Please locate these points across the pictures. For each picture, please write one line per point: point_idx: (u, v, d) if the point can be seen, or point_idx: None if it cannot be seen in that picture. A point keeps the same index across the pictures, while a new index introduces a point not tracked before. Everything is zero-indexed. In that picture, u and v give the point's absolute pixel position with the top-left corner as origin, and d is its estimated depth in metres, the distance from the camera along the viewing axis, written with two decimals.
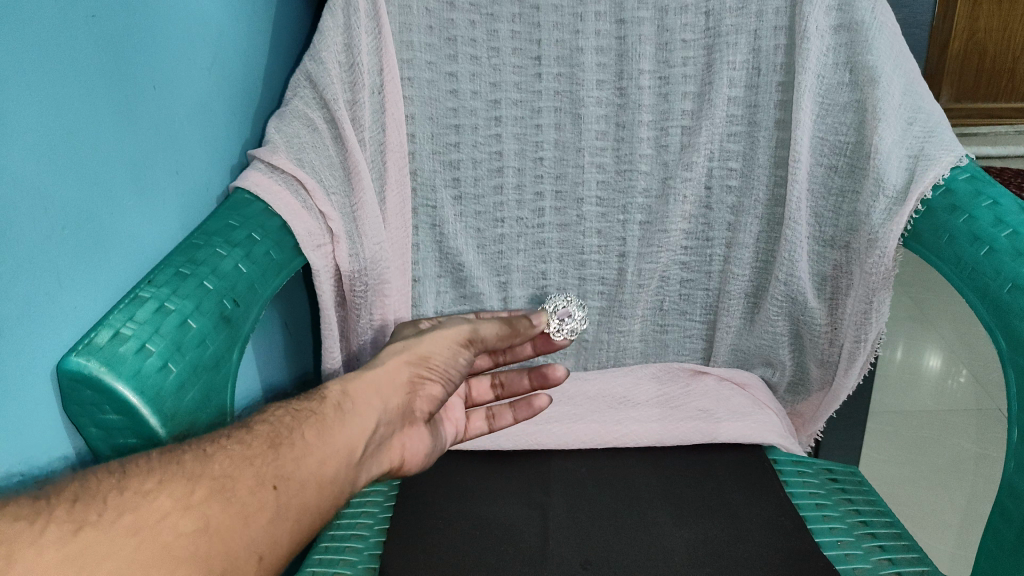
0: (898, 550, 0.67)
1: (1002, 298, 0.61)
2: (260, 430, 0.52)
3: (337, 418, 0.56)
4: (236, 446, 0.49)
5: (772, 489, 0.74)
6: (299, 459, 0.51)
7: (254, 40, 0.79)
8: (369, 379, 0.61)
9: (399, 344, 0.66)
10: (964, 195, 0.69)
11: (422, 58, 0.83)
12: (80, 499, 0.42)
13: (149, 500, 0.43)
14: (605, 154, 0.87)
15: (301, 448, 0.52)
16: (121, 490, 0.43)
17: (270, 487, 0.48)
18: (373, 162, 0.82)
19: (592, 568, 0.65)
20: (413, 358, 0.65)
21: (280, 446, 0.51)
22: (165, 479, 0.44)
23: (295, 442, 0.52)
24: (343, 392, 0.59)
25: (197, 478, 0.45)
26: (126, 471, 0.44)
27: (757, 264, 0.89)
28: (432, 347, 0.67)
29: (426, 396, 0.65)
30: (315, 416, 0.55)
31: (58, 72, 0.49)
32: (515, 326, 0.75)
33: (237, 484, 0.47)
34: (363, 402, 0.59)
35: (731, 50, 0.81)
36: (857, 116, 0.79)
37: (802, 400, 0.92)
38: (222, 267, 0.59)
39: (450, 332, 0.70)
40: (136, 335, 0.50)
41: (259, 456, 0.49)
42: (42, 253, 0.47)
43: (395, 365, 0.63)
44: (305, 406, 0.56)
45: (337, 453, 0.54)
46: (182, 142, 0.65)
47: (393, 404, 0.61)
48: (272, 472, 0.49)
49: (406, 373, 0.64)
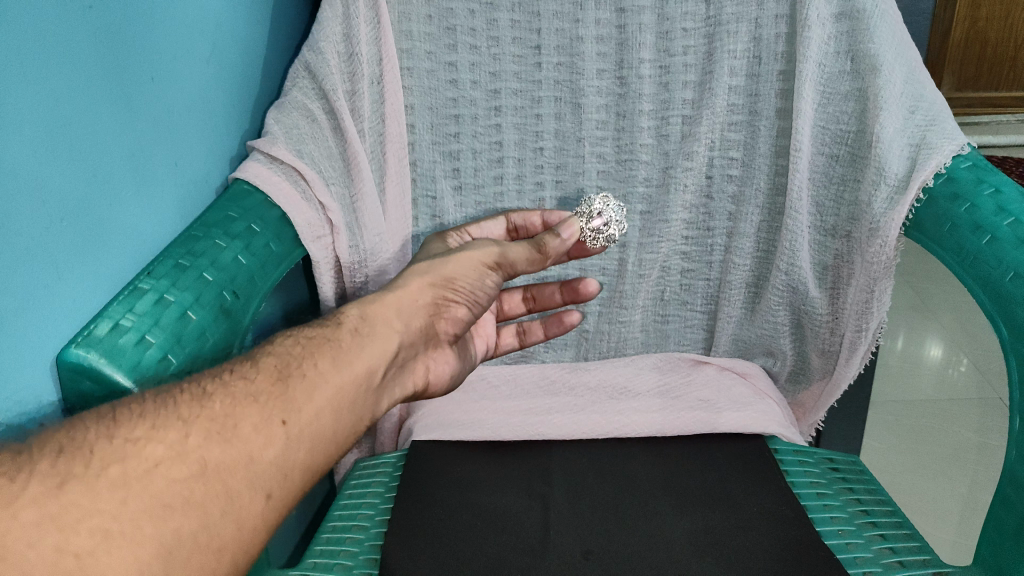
0: (899, 540, 0.67)
1: (1004, 287, 0.61)
2: (265, 364, 0.52)
3: (353, 343, 0.57)
4: (239, 383, 0.50)
5: (773, 476, 0.74)
6: (309, 390, 0.52)
7: (252, 30, 0.78)
8: (390, 300, 0.62)
9: (423, 264, 0.67)
10: (966, 183, 0.69)
11: (421, 48, 0.82)
12: (65, 451, 0.41)
13: (139, 448, 0.43)
14: (606, 144, 0.86)
15: (310, 379, 0.53)
16: (110, 438, 0.42)
17: (278, 422, 0.49)
18: (372, 152, 0.81)
19: (594, 557, 0.65)
20: (438, 280, 0.66)
21: (287, 378, 0.52)
22: (158, 424, 0.44)
23: (301, 374, 0.53)
24: (361, 317, 0.60)
25: (192, 422, 0.46)
26: (116, 418, 0.43)
27: (757, 254, 0.88)
28: (457, 268, 0.68)
29: (450, 318, 0.68)
30: (328, 344, 0.56)
31: (55, 62, 0.49)
32: (542, 247, 0.72)
33: (238, 423, 0.47)
34: (384, 323, 0.60)
35: (732, 39, 0.81)
36: (859, 104, 0.78)
37: (802, 390, 0.92)
38: (222, 258, 0.59)
39: (476, 252, 0.69)
40: (136, 326, 0.50)
41: (263, 392, 0.50)
42: (40, 242, 0.47)
43: (417, 287, 0.65)
44: (320, 332, 0.57)
45: (354, 376, 0.56)
46: (181, 133, 0.64)
47: (416, 324, 0.64)
48: (278, 407, 0.50)
49: (430, 295, 0.65)
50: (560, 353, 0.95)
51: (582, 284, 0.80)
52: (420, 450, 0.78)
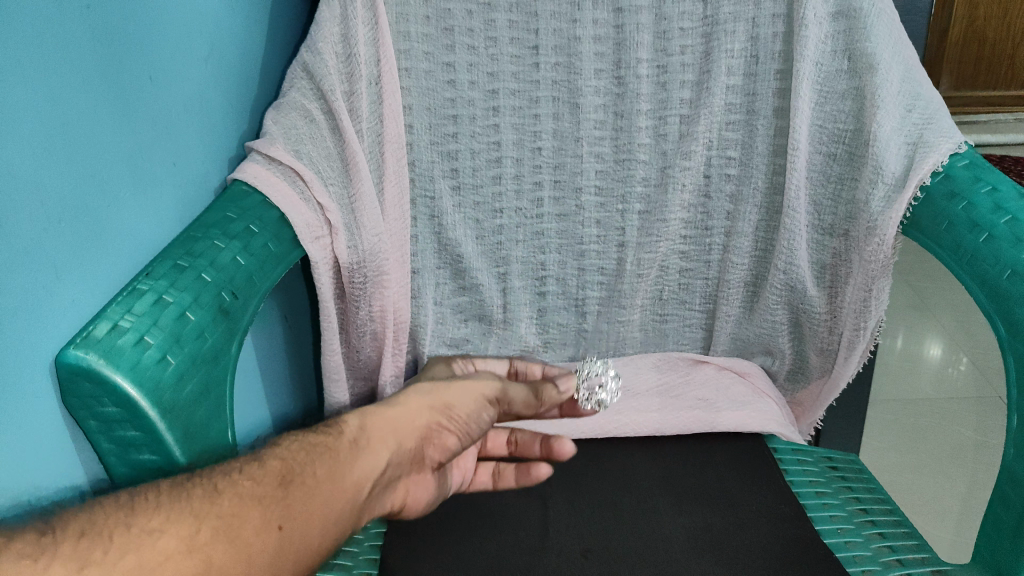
0: (898, 537, 0.67)
1: (1001, 285, 0.62)
2: (273, 463, 0.50)
3: (350, 457, 0.53)
4: (246, 483, 0.47)
5: (772, 475, 0.74)
6: (309, 500, 0.49)
7: (250, 31, 0.78)
8: (387, 419, 0.57)
9: (424, 384, 0.62)
10: (963, 181, 0.69)
11: (419, 49, 0.82)
12: (85, 535, 0.41)
13: (153, 539, 0.42)
14: (604, 144, 0.87)
15: (311, 487, 0.49)
16: (127, 526, 0.42)
17: (276, 528, 0.46)
18: (371, 153, 0.81)
19: (593, 556, 0.65)
20: (438, 404, 0.60)
21: (290, 483, 0.49)
22: (172, 517, 0.43)
23: (305, 479, 0.50)
24: (359, 428, 0.56)
25: (204, 517, 0.44)
26: (134, 508, 0.43)
27: (756, 253, 0.89)
28: (459, 396, 0.62)
29: (439, 446, 0.60)
30: (325, 453, 0.52)
31: (54, 63, 0.49)
32: (540, 394, 0.68)
33: (244, 523, 0.45)
34: (377, 443, 0.55)
35: (729, 39, 0.81)
36: (856, 103, 0.79)
37: (801, 388, 0.92)
38: (220, 259, 0.59)
39: (478, 385, 0.64)
40: (134, 327, 0.50)
41: (268, 494, 0.47)
42: (40, 243, 0.47)
43: (416, 407, 0.59)
44: (320, 440, 0.53)
45: (345, 497, 0.51)
46: (180, 135, 0.65)
47: (405, 449, 0.57)
48: (280, 513, 0.47)
49: (426, 418, 0.59)
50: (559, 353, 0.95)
51: (561, 441, 0.67)
52: None
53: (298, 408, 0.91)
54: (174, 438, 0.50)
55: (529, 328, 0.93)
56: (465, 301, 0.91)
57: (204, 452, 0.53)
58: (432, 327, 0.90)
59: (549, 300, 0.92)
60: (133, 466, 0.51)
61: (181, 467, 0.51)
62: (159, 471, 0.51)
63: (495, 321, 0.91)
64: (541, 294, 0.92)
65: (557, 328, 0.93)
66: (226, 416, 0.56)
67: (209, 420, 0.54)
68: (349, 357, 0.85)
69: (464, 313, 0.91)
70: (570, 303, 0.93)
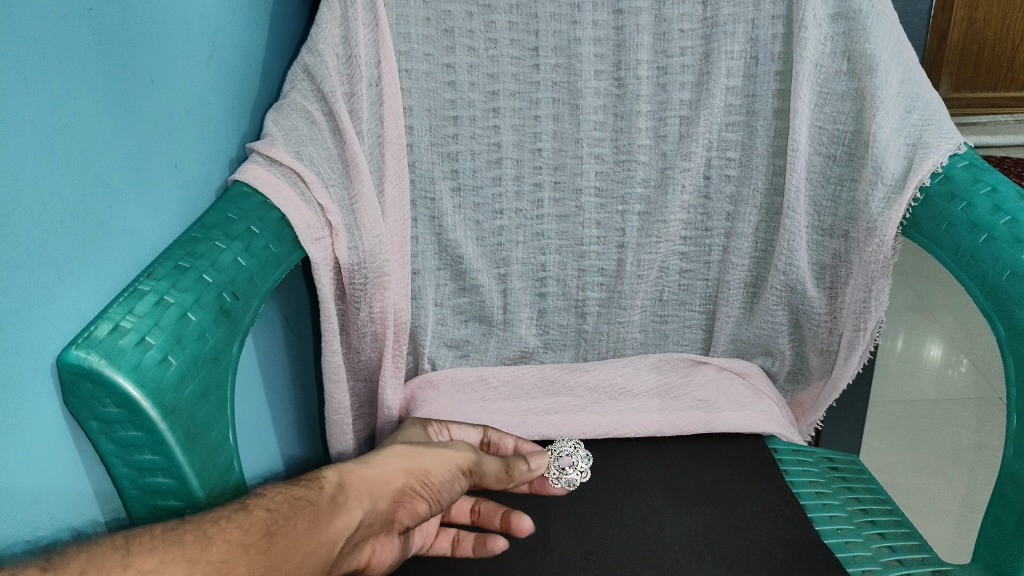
0: (898, 539, 0.68)
1: (1001, 286, 0.62)
2: (260, 512, 0.50)
3: (330, 511, 0.54)
4: (235, 530, 0.48)
5: (772, 476, 0.74)
6: (292, 553, 0.49)
7: (250, 33, 0.79)
8: (364, 478, 0.58)
9: (403, 446, 0.63)
10: (962, 183, 0.69)
11: (419, 50, 0.82)
12: (85, 573, 0.41)
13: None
14: (604, 145, 0.87)
15: (294, 539, 0.50)
16: (124, 567, 0.42)
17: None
18: (371, 154, 0.81)
19: (593, 558, 0.65)
20: (415, 469, 0.61)
21: (275, 534, 0.49)
22: (166, 559, 0.44)
23: (290, 531, 0.50)
24: (339, 485, 0.56)
25: (196, 562, 0.45)
26: (130, 549, 0.43)
27: (756, 254, 0.89)
28: (435, 462, 0.62)
29: (411, 512, 0.60)
30: (309, 505, 0.53)
31: (55, 65, 0.49)
32: (512, 470, 0.67)
33: (231, 571, 0.46)
34: (354, 504, 0.56)
35: (729, 40, 0.81)
36: (856, 104, 0.79)
37: (801, 389, 0.92)
38: (221, 260, 0.59)
39: (455, 453, 0.64)
40: (135, 327, 0.51)
41: (255, 542, 0.48)
42: (41, 245, 0.47)
43: (393, 470, 0.60)
44: (302, 494, 0.53)
45: (324, 551, 0.52)
46: (181, 136, 0.65)
47: (377, 511, 0.57)
48: (264, 564, 0.48)
49: (401, 482, 0.60)
50: (559, 354, 0.95)
51: (520, 516, 0.65)
52: None
53: (299, 410, 0.91)
54: (175, 438, 0.50)
55: (529, 329, 0.93)
56: (465, 302, 0.91)
57: (205, 452, 0.53)
58: (432, 328, 0.90)
59: (549, 301, 0.92)
60: (134, 466, 0.51)
61: (182, 467, 0.51)
62: (161, 470, 0.51)
63: (495, 321, 0.92)
64: (541, 295, 0.92)
65: (557, 329, 0.94)
66: (226, 416, 0.56)
67: (209, 421, 0.54)
68: (349, 358, 0.85)
69: (464, 313, 0.91)
70: (570, 304, 0.93)
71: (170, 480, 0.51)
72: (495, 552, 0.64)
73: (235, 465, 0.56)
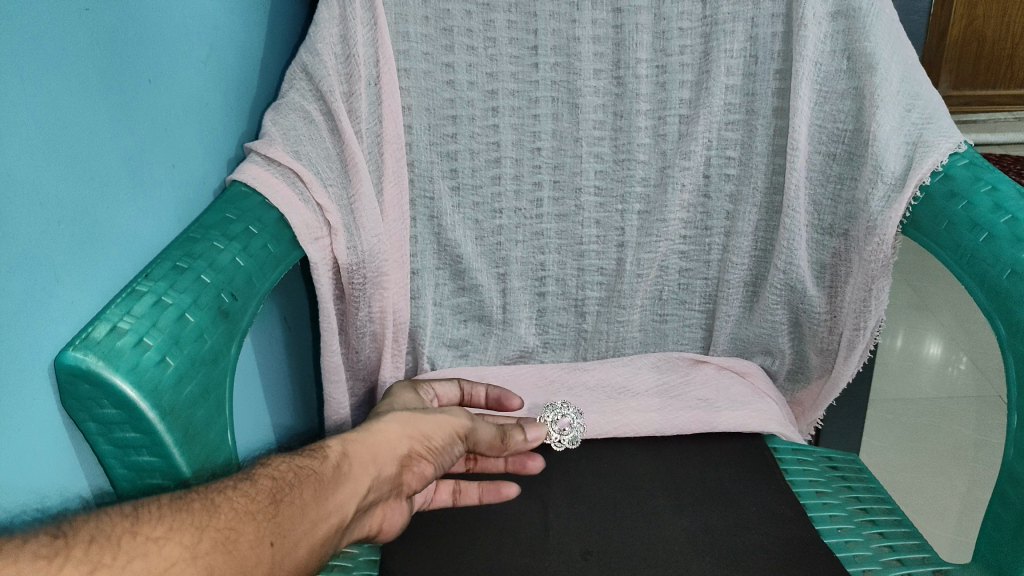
0: (899, 537, 0.67)
1: (1002, 285, 0.62)
2: (265, 481, 0.50)
3: (335, 478, 0.53)
4: (241, 498, 0.47)
5: (772, 476, 0.74)
6: (300, 520, 0.49)
7: (248, 31, 0.78)
8: (368, 445, 0.58)
9: (403, 413, 0.63)
10: (963, 181, 0.69)
11: (418, 49, 0.82)
12: (95, 541, 0.41)
13: (159, 546, 0.42)
14: (603, 144, 0.86)
15: (302, 507, 0.50)
16: (133, 534, 0.42)
17: (268, 544, 0.46)
18: (370, 154, 0.81)
19: (593, 557, 0.65)
20: (416, 433, 0.61)
21: (281, 502, 0.49)
22: (176, 526, 0.44)
23: (296, 499, 0.50)
24: (343, 454, 0.56)
25: (204, 528, 0.44)
26: (138, 517, 0.43)
27: (756, 252, 0.89)
28: (436, 425, 0.63)
29: (418, 475, 0.61)
30: (314, 473, 0.52)
31: (53, 67, 0.49)
32: (506, 438, 0.69)
33: (239, 537, 0.45)
34: (360, 471, 0.55)
35: (728, 39, 0.81)
36: (856, 103, 0.79)
37: (801, 388, 0.92)
38: (219, 261, 0.59)
39: (452, 418, 0.65)
40: (133, 329, 0.51)
41: (262, 509, 0.48)
42: (39, 243, 0.47)
43: (396, 435, 0.60)
44: (306, 463, 0.53)
45: (331, 519, 0.52)
46: (179, 136, 0.64)
47: (385, 477, 0.58)
48: (272, 530, 0.47)
49: (406, 446, 0.60)
50: (559, 353, 0.95)
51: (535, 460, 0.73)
52: None
53: (298, 409, 0.91)
54: (174, 440, 0.50)
55: (529, 328, 0.93)
56: (464, 301, 0.91)
57: (203, 453, 0.53)
58: (431, 327, 0.90)
59: (549, 301, 0.92)
60: (133, 467, 0.51)
61: (180, 469, 0.51)
62: (159, 471, 0.51)
63: (495, 321, 0.91)
64: (541, 295, 0.92)
65: (557, 329, 0.93)
66: (225, 417, 0.56)
67: (208, 422, 0.54)
68: (348, 359, 0.85)
69: (463, 313, 0.91)
70: (570, 304, 0.93)
71: (169, 481, 0.51)
72: (505, 498, 0.70)
73: (234, 465, 0.56)
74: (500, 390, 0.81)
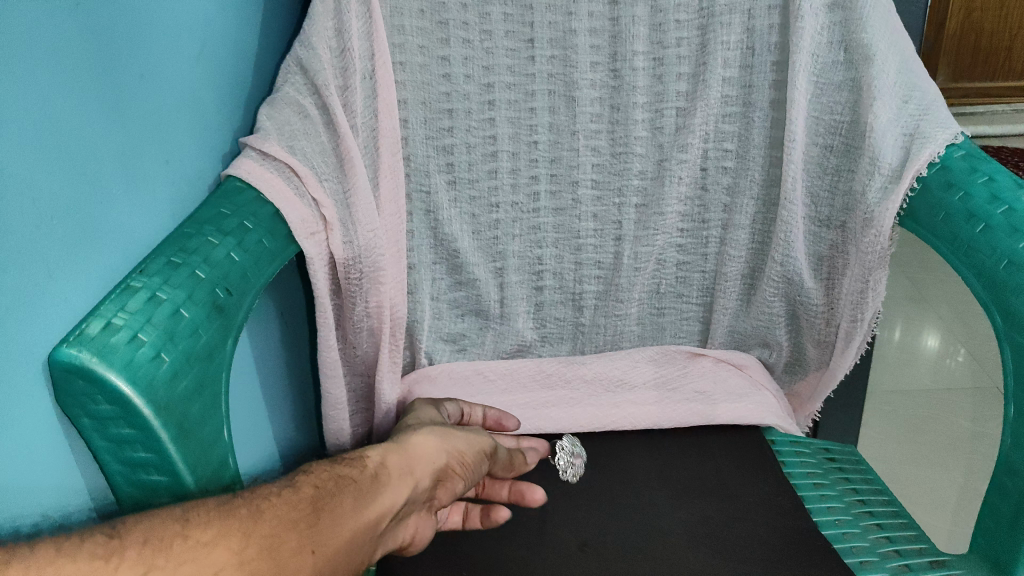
0: (896, 528, 0.68)
1: (998, 275, 0.62)
2: (308, 489, 0.49)
3: (375, 487, 0.53)
4: (283, 505, 0.47)
5: (769, 467, 0.74)
6: (340, 529, 0.48)
7: (243, 25, 0.78)
8: (405, 454, 0.57)
9: (439, 427, 0.62)
10: (960, 172, 0.69)
11: (413, 42, 0.81)
12: (147, 543, 0.41)
13: (207, 551, 0.42)
14: (600, 137, 0.86)
15: (342, 515, 0.49)
16: (184, 538, 0.42)
17: (309, 552, 0.46)
18: (366, 148, 0.80)
19: (591, 549, 0.65)
20: (451, 448, 0.60)
21: (322, 510, 0.48)
22: (223, 532, 0.44)
23: (338, 506, 0.49)
24: (381, 463, 0.55)
25: (250, 534, 0.44)
26: (189, 520, 0.44)
27: (753, 245, 0.88)
28: (466, 443, 0.62)
29: (450, 491, 0.60)
30: (354, 482, 0.52)
31: (43, 61, 0.48)
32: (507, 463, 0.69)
33: (283, 544, 0.45)
34: (399, 480, 0.55)
35: (725, 31, 0.81)
36: (853, 94, 0.79)
37: (799, 380, 0.92)
38: (214, 256, 0.59)
39: (478, 437, 0.65)
40: (127, 325, 0.50)
41: (304, 517, 0.47)
42: (31, 243, 0.47)
43: (432, 447, 0.59)
44: (346, 471, 0.53)
45: (370, 529, 0.51)
46: (171, 131, 0.64)
47: (421, 489, 0.56)
48: (314, 538, 0.47)
49: (442, 460, 0.59)
50: (557, 347, 0.95)
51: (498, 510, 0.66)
52: None
53: (297, 404, 0.91)
54: (169, 435, 0.50)
55: (526, 323, 0.93)
56: (461, 296, 0.90)
57: (199, 451, 0.53)
58: (428, 322, 0.90)
59: (546, 295, 0.92)
60: (128, 463, 0.50)
61: (175, 465, 0.51)
62: (154, 467, 0.51)
63: (492, 315, 0.91)
64: (538, 289, 0.92)
65: (555, 322, 0.93)
66: (220, 412, 0.56)
67: (204, 417, 0.54)
68: (345, 353, 0.85)
69: (460, 308, 0.91)
70: (567, 298, 0.92)
71: (165, 477, 0.51)
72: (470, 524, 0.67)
73: (230, 460, 0.56)
74: (499, 411, 0.77)
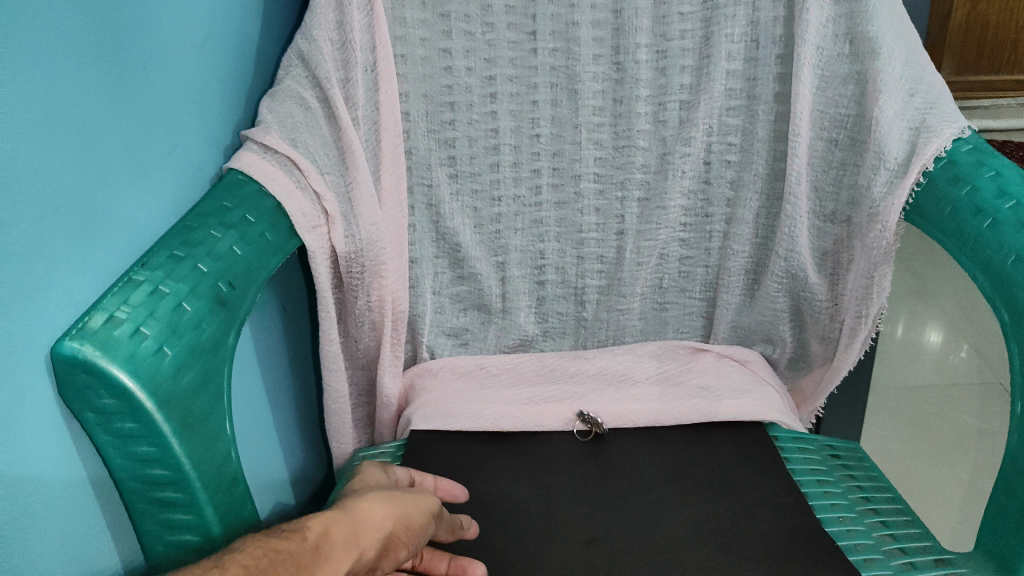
0: (900, 526, 0.67)
1: (1005, 271, 0.61)
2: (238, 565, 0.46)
3: (309, 566, 0.47)
4: None
5: (775, 463, 0.74)
6: None
7: (245, 17, 0.77)
8: (349, 522, 0.52)
9: (379, 492, 0.57)
10: (966, 166, 0.68)
11: (415, 34, 0.81)
12: None
13: None
14: (603, 131, 0.86)
15: None
16: None
17: None
18: (367, 141, 0.80)
19: (595, 546, 0.65)
20: (397, 513, 0.56)
21: None
22: None
23: None
24: (320, 534, 0.50)
25: None
26: None
27: (757, 240, 0.88)
28: (411, 505, 0.58)
29: (394, 560, 0.55)
30: (289, 559, 0.47)
31: (45, 51, 0.48)
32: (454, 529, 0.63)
33: None
34: (340, 553, 0.50)
35: (729, 23, 0.80)
36: (859, 88, 0.78)
37: (802, 376, 0.91)
38: (217, 248, 0.58)
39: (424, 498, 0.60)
40: (130, 318, 0.50)
41: None
42: (34, 235, 0.47)
43: (377, 514, 0.54)
44: (274, 551, 0.47)
45: None
46: (174, 123, 0.63)
47: (367, 558, 0.52)
48: None
49: (389, 524, 0.55)
50: (559, 342, 0.95)
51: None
52: (418, 439, 0.78)
53: (298, 399, 0.90)
54: (172, 430, 0.50)
55: (528, 317, 0.92)
56: (463, 290, 0.90)
57: (202, 444, 0.53)
58: (430, 316, 0.90)
59: (548, 290, 0.92)
60: (132, 457, 0.50)
61: (178, 459, 0.51)
62: (158, 461, 0.50)
63: (494, 309, 0.91)
64: (540, 283, 0.91)
65: (556, 317, 0.93)
66: (223, 406, 0.56)
67: (206, 412, 0.54)
68: (347, 347, 0.85)
69: (462, 302, 0.90)
70: (569, 292, 0.92)
71: (168, 472, 0.51)
72: None
73: (233, 455, 0.56)
74: (451, 482, 0.70)
